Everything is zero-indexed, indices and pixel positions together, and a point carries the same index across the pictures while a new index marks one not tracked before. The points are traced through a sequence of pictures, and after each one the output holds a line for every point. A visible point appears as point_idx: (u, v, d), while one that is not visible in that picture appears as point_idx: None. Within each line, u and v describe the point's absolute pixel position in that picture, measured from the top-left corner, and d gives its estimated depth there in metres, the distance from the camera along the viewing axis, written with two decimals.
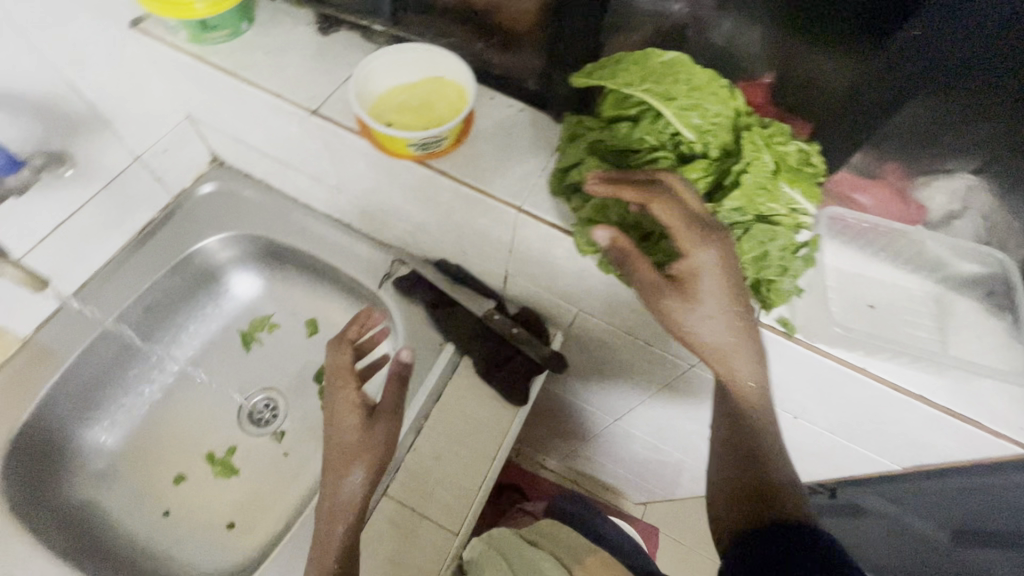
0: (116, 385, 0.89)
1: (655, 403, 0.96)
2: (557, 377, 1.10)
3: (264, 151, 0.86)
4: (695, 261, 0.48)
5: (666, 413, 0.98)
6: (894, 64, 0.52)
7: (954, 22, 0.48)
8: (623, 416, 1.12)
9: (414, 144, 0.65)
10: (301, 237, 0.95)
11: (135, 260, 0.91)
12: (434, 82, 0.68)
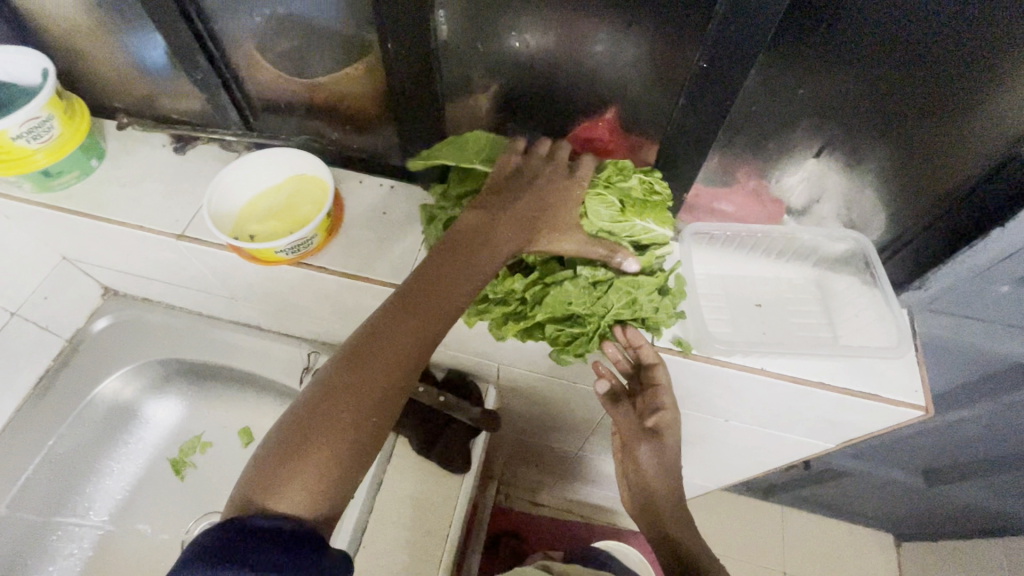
0: (38, 555, 0.83)
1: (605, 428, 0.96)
2: (510, 424, 1.08)
3: (148, 276, 0.84)
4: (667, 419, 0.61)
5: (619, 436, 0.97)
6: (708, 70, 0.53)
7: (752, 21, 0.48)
8: (585, 445, 1.11)
9: (282, 251, 0.64)
10: (211, 349, 0.91)
11: (35, 417, 0.86)
12: (296, 183, 0.68)
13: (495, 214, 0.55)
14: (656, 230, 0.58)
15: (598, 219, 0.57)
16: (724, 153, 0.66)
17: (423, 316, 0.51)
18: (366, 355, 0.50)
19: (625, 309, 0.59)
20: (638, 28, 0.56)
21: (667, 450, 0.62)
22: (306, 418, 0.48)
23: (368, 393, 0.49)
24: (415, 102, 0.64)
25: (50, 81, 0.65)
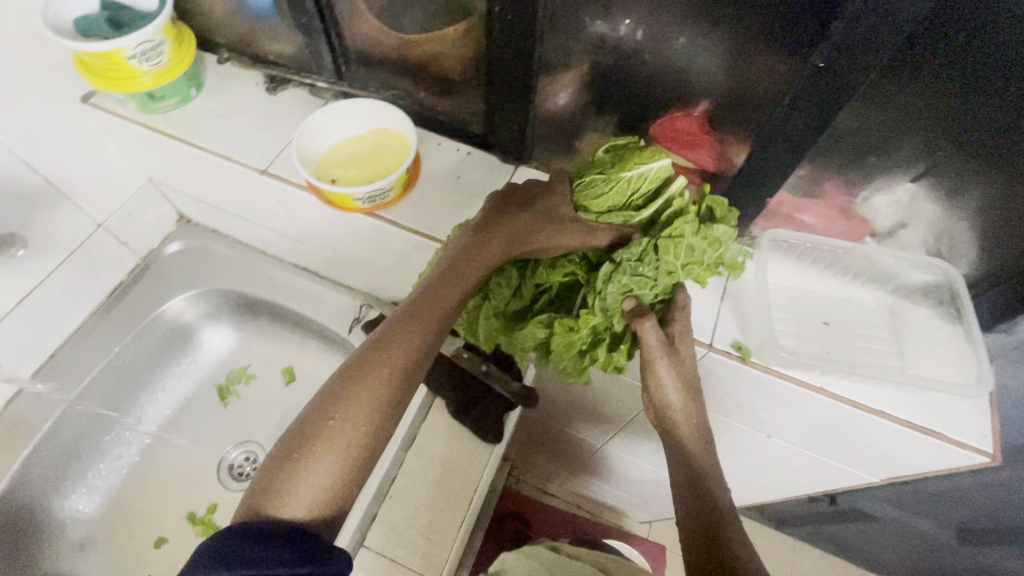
0: (92, 451, 0.88)
1: (636, 427, 0.95)
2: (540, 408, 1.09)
3: (224, 208, 0.88)
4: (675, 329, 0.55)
5: (648, 437, 0.96)
6: (816, 77, 0.51)
7: (871, 36, 0.46)
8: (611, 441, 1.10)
9: (359, 199, 0.65)
10: (267, 286, 0.95)
11: (103, 327, 0.90)
12: (379, 135, 0.70)
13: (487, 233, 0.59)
14: (644, 166, 0.57)
15: (592, 202, 0.59)
16: (817, 164, 0.63)
17: (403, 339, 0.55)
18: (355, 376, 0.53)
19: (686, 259, 0.54)
20: (749, 23, 0.54)
21: (682, 363, 0.54)
22: (303, 434, 0.51)
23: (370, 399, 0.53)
24: (507, 68, 0.64)
25: (166, 8, 0.68)
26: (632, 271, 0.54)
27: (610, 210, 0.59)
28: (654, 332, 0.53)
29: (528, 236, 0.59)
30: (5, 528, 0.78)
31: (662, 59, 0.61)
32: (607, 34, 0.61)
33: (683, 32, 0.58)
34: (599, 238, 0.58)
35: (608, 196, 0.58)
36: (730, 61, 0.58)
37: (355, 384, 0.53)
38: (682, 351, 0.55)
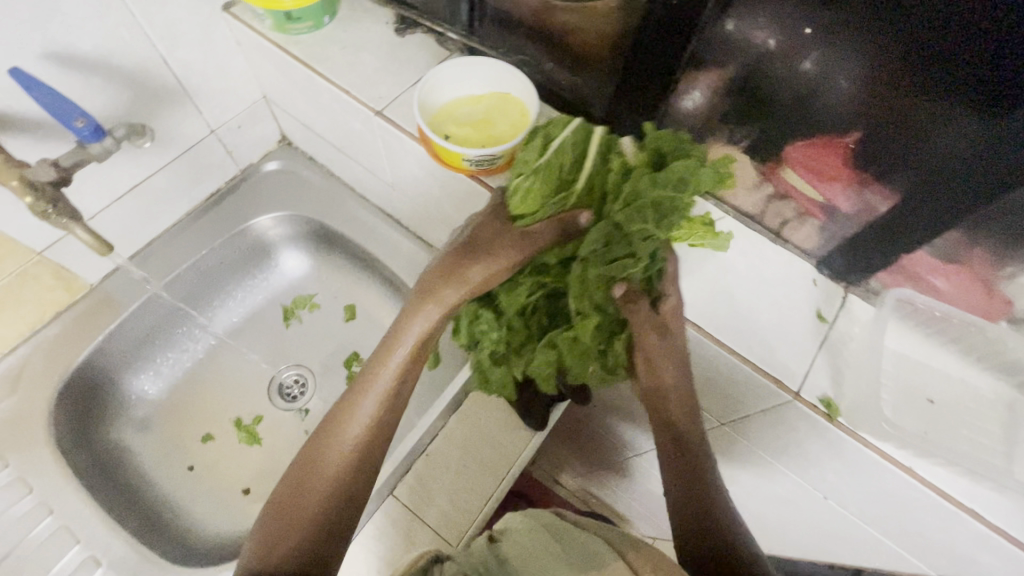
0: (165, 340, 0.92)
1: None
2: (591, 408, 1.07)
3: (327, 138, 0.89)
4: (667, 302, 0.59)
5: None
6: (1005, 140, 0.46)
7: None
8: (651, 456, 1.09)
9: (469, 160, 0.63)
10: (349, 224, 0.96)
11: (197, 228, 0.94)
12: (499, 99, 0.68)
13: (433, 285, 0.59)
14: (556, 144, 0.57)
15: (529, 207, 0.57)
16: (976, 229, 0.54)
17: (352, 411, 0.58)
18: (315, 454, 0.57)
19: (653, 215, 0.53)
20: (929, 71, 0.48)
21: (673, 342, 0.59)
22: (279, 516, 0.54)
23: (336, 468, 0.56)
24: (648, 58, 0.60)
25: None
26: (606, 258, 0.55)
27: (547, 195, 0.57)
28: (648, 310, 0.59)
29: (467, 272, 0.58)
30: (82, 393, 0.83)
31: (810, 81, 0.55)
32: (760, 40, 0.55)
33: (845, 54, 0.52)
34: (546, 233, 0.57)
35: (545, 187, 0.57)
36: (885, 102, 0.52)
37: (315, 460, 0.57)
38: (673, 329, 0.59)
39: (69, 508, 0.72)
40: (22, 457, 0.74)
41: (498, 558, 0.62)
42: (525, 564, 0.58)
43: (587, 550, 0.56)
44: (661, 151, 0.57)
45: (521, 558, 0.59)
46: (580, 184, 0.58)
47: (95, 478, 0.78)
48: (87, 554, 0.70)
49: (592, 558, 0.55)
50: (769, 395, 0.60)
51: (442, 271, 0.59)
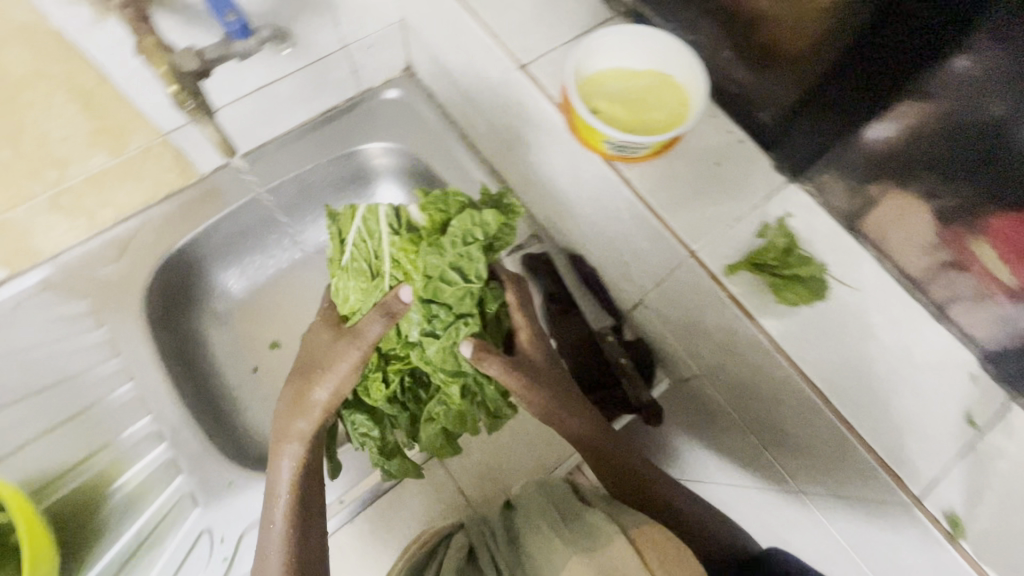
0: (256, 244, 0.94)
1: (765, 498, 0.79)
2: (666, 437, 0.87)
3: (455, 79, 0.83)
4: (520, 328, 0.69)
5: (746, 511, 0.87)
6: None
7: None
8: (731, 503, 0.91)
9: (610, 142, 0.57)
10: (455, 173, 0.93)
11: (309, 141, 0.93)
12: (660, 81, 0.60)
13: (290, 410, 0.66)
14: (368, 228, 0.69)
15: (358, 301, 0.68)
16: None
17: (275, 489, 0.65)
18: (269, 522, 0.64)
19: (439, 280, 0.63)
20: None
21: (541, 364, 0.69)
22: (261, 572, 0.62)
23: (281, 531, 0.63)
24: (877, 82, 0.50)
25: None
26: (443, 327, 0.65)
27: (371, 286, 0.67)
28: (526, 328, 0.69)
29: (314, 372, 0.65)
30: (176, 275, 0.86)
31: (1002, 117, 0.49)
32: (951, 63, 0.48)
33: None
34: (376, 325, 0.63)
35: (382, 281, 0.67)
36: None
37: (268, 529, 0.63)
38: (534, 357, 0.69)
39: (150, 382, 0.77)
40: (116, 322, 0.79)
41: (508, 533, 0.67)
42: (529, 538, 0.63)
43: (586, 530, 0.61)
44: (445, 211, 0.66)
45: (526, 533, 0.65)
46: (386, 277, 0.67)
47: (173, 358, 0.82)
48: (156, 428, 0.75)
49: (591, 539, 0.59)
50: (859, 471, 0.55)
51: (306, 371, 0.66)
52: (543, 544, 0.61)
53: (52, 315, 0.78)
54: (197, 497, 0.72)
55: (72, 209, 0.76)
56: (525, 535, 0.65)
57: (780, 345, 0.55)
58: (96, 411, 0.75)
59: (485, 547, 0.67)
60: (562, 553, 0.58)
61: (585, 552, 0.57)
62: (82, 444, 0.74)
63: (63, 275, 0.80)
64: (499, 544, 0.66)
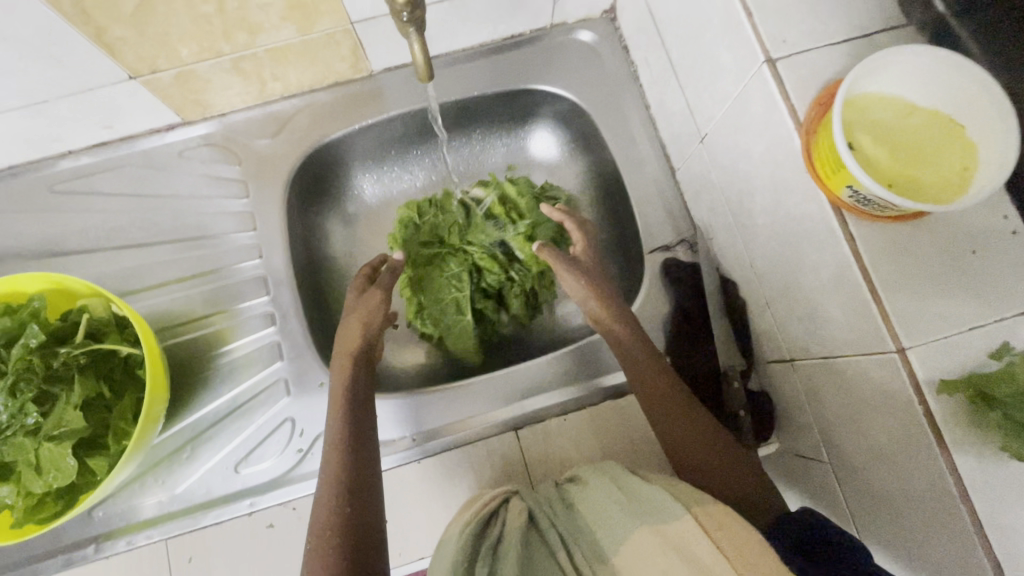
0: (400, 155, 0.91)
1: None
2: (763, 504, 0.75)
3: (667, 43, 0.72)
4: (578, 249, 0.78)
5: None
6: None
7: None
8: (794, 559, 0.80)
9: (853, 189, 0.47)
10: (622, 145, 0.84)
11: (481, 65, 0.86)
12: (947, 130, 0.47)
13: (343, 343, 0.72)
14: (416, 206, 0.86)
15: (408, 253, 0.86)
16: None
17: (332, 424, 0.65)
18: (328, 456, 0.63)
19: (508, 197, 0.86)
20: None
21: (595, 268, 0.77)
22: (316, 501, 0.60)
23: (333, 460, 0.62)
24: None
25: None
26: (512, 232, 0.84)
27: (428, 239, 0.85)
28: (581, 244, 0.79)
29: (353, 310, 0.73)
30: (321, 165, 0.86)
31: None
32: None
33: None
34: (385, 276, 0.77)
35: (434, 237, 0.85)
36: None
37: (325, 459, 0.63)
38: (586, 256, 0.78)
39: (276, 264, 0.79)
40: (260, 196, 0.80)
41: (563, 501, 0.65)
42: (586, 507, 0.62)
43: (649, 498, 0.59)
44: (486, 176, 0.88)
45: (586, 504, 0.62)
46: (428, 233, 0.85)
47: (299, 246, 0.84)
48: (270, 309, 0.78)
49: (654, 509, 0.58)
50: None
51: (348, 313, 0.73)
52: (602, 514, 0.60)
53: (207, 171, 0.81)
54: (290, 386, 0.75)
55: (249, 74, 0.76)
56: (579, 503, 0.63)
57: (969, 496, 0.45)
58: (223, 275, 0.79)
59: (544, 516, 0.64)
60: (629, 527, 0.57)
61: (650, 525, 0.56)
62: (204, 301, 0.78)
63: (225, 135, 0.82)
64: (557, 514, 0.64)
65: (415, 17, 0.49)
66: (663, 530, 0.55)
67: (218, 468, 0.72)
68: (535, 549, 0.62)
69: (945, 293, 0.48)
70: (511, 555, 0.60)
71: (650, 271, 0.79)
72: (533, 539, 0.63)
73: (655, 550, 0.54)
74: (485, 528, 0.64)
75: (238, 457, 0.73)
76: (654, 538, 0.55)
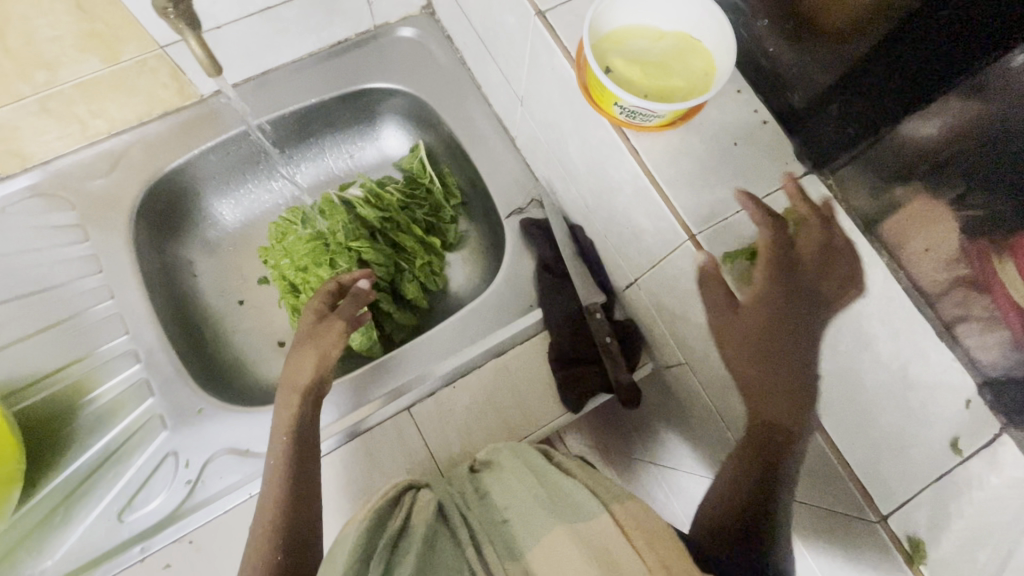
0: (253, 175, 0.91)
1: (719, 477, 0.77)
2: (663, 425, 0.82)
3: (472, 22, 0.78)
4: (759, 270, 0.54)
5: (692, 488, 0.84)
6: None
7: None
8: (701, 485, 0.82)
9: (620, 106, 0.53)
10: (463, 126, 0.89)
11: (314, 73, 0.88)
12: (683, 44, 0.55)
13: (291, 376, 0.66)
14: (287, 221, 0.87)
15: (283, 269, 0.85)
16: None
17: (273, 464, 0.61)
18: (266, 496, 0.59)
19: (386, 199, 0.90)
20: None
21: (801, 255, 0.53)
22: (251, 545, 0.57)
23: (270, 504, 0.58)
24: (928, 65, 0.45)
25: None
26: (393, 226, 0.89)
27: (295, 253, 0.84)
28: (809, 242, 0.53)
29: (309, 340, 0.68)
30: (167, 198, 0.84)
31: None
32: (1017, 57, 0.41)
33: None
34: (349, 305, 0.72)
35: (307, 249, 0.83)
36: None
37: (265, 500, 0.59)
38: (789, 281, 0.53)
39: (132, 302, 0.76)
40: (102, 237, 0.78)
41: (478, 493, 0.59)
42: (505, 499, 0.55)
43: (569, 496, 0.52)
44: (366, 187, 0.92)
45: (502, 494, 0.56)
46: (297, 241, 0.84)
47: (158, 281, 0.81)
48: (131, 347, 0.75)
49: (577, 510, 0.49)
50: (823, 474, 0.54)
51: (303, 345, 0.68)
52: (521, 508, 0.52)
53: (39, 221, 0.78)
54: (167, 419, 0.72)
55: (62, 115, 0.74)
56: (494, 491, 0.57)
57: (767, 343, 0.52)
58: (73, 323, 0.75)
59: (455, 507, 0.58)
60: (546, 525, 0.48)
61: (573, 526, 0.47)
62: (56, 355, 0.74)
63: (54, 182, 0.79)
64: (470, 506, 0.58)
65: (182, 12, 0.54)
66: (584, 531, 0.46)
67: (100, 522, 0.68)
68: (443, 539, 0.54)
69: (716, 182, 0.56)
70: (416, 546, 0.51)
71: (510, 233, 0.84)
72: (441, 530, 0.55)
73: (573, 552, 0.44)
74: (386, 518, 0.55)
75: (120, 505, 0.69)
76: (574, 539, 0.45)
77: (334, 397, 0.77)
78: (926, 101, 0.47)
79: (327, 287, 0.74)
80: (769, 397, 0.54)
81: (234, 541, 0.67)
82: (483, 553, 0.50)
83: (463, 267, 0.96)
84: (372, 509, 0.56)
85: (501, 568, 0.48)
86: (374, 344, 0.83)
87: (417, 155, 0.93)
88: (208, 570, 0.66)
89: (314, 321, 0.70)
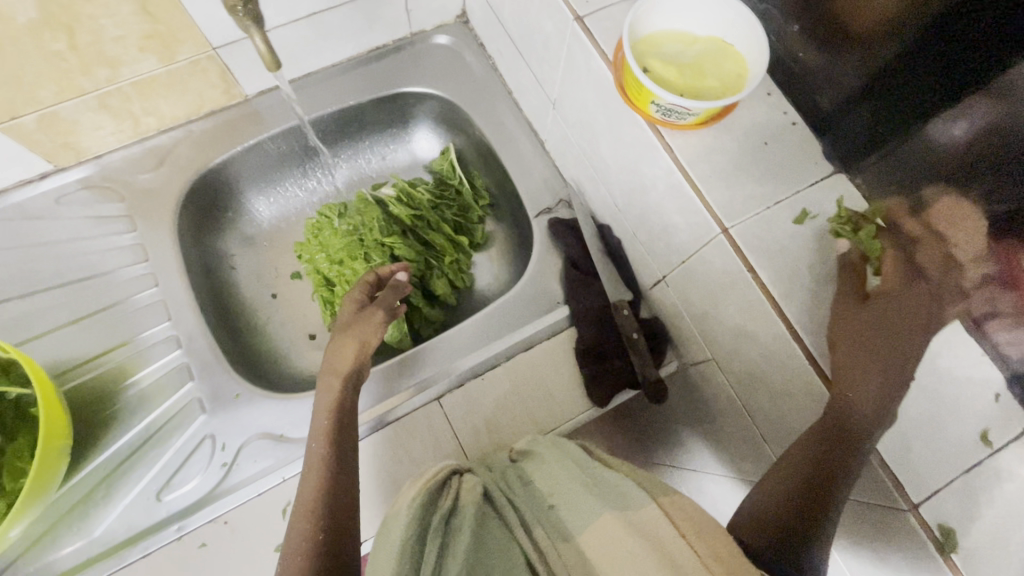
0: (290, 174, 0.95)
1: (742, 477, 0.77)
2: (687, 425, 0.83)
3: (508, 30, 0.81)
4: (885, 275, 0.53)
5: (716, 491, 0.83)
6: None
7: None
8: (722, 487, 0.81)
9: (657, 105, 0.56)
10: (494, 129, 0.92)
11: (352, 78, 0.92)
12: (718, 48, 0.58)
13: (332, 360, 0.68)
14: (326, 217, 0.89)
15: (318, 264, 0.88)
16: None
17: (316, 440, 0.61)
18: (308, 470, 0.59)
19: (419, 198, 0.93)
20: None
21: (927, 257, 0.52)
22: (292, 516, 0.55)
23: (312, 476, 0.58)
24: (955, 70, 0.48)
25: None
26: (425, 226, 0.92)
27: (331, 248, 0.87)
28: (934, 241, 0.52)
29: (351, 326, 0.71)
30: (210, 193, 0.88)
31: None
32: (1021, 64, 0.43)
33: None
34: (389, 295, 0.75)
35: (342, 244, 0.86)
36: None
37: (308, 473, 0.58)
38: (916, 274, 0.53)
39: (175, 290, 0.79)
40: (148, 227, 0.81)
41: (522, 479, 0.60)
42: (550, 483, 0.56)
43: (611, 483, 0.53)
44: (400, 185, 0.94)
45: (547, 480, 0.57)
46: (333, 236, 0.87)
47: (198, 271, 0.84)
48: (173, 333, 0.77)
49: (619, 497, 0.51)
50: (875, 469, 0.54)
51: (344, 330, 0.70)
52: (566, 492, 0.54)
53: (90, 212, 0.81)
54: (205, 404, 0.74)
55: (118, 110, 0.78)
56: (537, 478, 0.58)
57: (798, 333, 0.54)
58: (118, 309, 0.78)
59: (499, 490, 0.60)
60: (595, 513, 0.49)
61: (627, 517, 0.48)
62: (101, 339, 0.77)
63: (104, 175, 0.83)
64: (514, 490, 0.59)
65: (249, 11, 0.59)
66: (633, 518, 0.47)
67: (139, 501, 0.70)
68: (491, 521, 0.56)
69: (748, 179, 0.58)
70: (468, 524, 0.54)
71: (539, 232, 0.86)
72: (489, 512, 0.57)
73: (621, 535, 0.46)
74: (436, 500, 0.58)
75: (158, 485, 0.71)
76: (623, 522, 0.47)
77: (368, 387, 0.78)
78: (949, 104, 0.50)
79: (367, 278, 0.76)
80: (852, 374, 0.51)
81: (268, 524, 0.69)
82: (533, 534, 0.52)
83: (489, 267, 0.98)
84: (423, 489, 0.58)
85: (551, 546, 0.49)
86: (404, 338, 0.86)
87: (448, 157, 0.96)
88: (242, 551, 0.68)
89: (354, 310, 0.73)
